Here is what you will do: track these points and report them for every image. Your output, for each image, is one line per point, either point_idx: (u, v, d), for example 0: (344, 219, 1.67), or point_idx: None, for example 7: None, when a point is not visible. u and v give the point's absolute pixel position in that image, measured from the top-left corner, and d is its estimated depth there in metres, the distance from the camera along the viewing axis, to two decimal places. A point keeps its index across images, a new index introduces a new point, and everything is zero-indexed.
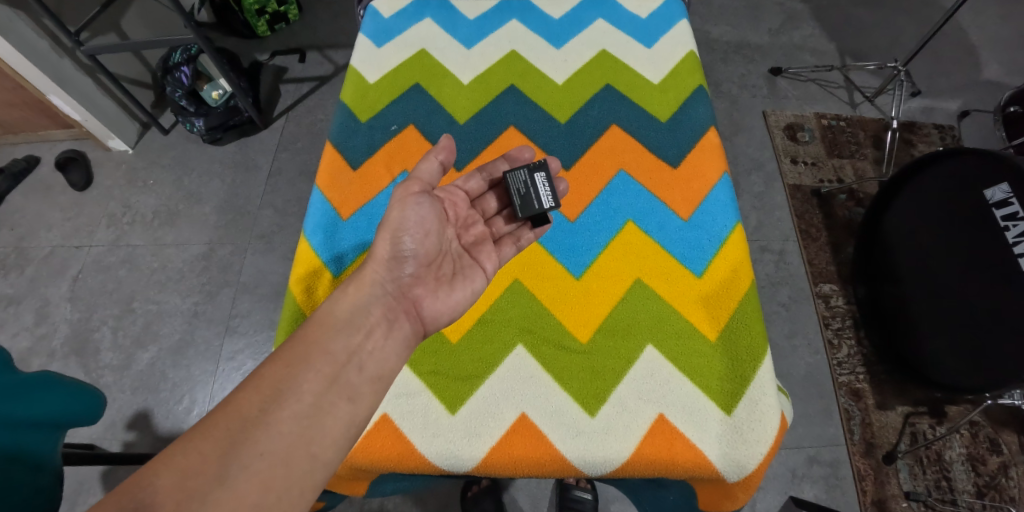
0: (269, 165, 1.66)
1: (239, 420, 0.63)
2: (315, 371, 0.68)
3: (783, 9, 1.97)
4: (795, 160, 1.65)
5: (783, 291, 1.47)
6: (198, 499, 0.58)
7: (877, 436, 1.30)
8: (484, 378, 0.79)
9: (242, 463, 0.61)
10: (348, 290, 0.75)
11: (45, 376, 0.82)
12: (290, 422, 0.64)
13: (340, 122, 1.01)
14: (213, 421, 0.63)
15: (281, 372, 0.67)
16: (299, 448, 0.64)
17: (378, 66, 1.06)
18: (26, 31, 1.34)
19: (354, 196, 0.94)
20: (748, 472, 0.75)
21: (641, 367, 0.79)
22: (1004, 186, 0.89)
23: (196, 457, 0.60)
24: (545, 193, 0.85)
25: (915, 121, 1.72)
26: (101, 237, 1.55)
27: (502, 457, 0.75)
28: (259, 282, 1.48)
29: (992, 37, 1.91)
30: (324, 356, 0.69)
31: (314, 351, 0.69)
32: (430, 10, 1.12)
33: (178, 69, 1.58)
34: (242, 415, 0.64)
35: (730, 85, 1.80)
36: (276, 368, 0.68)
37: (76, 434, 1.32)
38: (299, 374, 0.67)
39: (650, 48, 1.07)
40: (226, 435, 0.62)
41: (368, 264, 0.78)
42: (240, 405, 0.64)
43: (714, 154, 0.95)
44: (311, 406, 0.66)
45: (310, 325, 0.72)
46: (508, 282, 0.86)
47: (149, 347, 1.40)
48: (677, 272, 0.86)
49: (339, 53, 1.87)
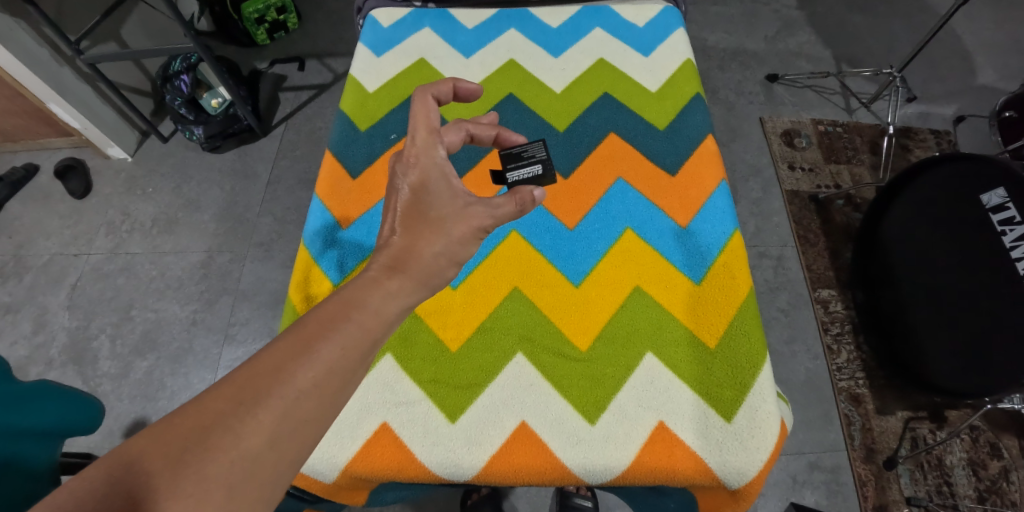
0: (269, 173, 1.66)
1: (269, 376, 0.52)
2: (344, 340, 0.56)
3: (778, 16, 1.98)
4: (793, 166, 1.66)
5: (782, 297, 1.47)
6: (200, 460, 0.48)
7: (877, 441, 1.30)
8: (484, 386, 0.79)
9: (257, 431, 0.50)
10: (390, 280, 0.63)
11: (40, 386, 0.83)
12: (318, 392, 0.53)
13: (340, 131, 1.02)
14: (230, 378, 0.52)
15: (308, 335, 0.56)
16: (325, 424, 0.54)
17: (377, 75, 1.07)
18: (27, 40, 1.35)
19: (353, 204, 0.94)
20: (749, 479, 0.74)
21: (641, 375, 0.79)
22: (999, 191, 0.90)
23: (209, 415, 0.50)
24: (523, 172, 0.87)
25: (911, 126, 1.73)
26: (100, 245, 1.55)
27: (502, 465, 0.75)
28: (258, 290, 1.48)
29: (986, 42, 1.93)
30: (351, 324, 0.58)
31: (349, 310, 0.59)
32: (429, 20, 1.13)
33: (178, 78, 1.57)
34: (260, 371, 0.52)
35: (727, 92, 1.81)
36: (300, 336, 0.55)
37: (75, 442, 1.31)
38: (327, 343, 0.55)
39: (647, 57, 1.08)
40: (241, 394, 0.51)
41: (411, 248, 0.66)
42: (264, 361, 0.53)
43: (712, 162, 0.96)
44: (335, 364, 0.55)
45: (333, 301, 0.59)
46: (507, 289, 0.86)
47: (147, 356, 1.40)
48: (676, 279, 0.86)
49: (339, 61, 1.88)
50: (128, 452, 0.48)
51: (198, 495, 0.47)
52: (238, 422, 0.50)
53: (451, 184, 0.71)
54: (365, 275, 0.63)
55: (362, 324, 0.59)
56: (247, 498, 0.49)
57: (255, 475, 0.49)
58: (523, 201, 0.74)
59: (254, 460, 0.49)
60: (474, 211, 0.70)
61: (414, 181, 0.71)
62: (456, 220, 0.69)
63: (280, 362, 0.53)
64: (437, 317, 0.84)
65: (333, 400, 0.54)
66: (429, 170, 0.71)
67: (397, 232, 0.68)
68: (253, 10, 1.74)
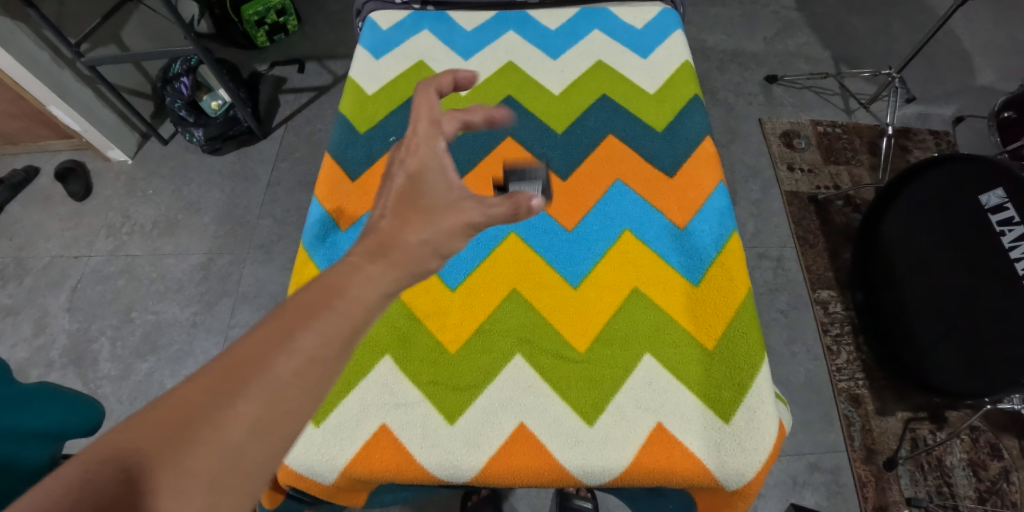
0: (268, 175, 1.66)
1: (248, 364, 0.50)
2: (325, 327, 0.54)
3: (777, 17, 1.99)
4: (792, 167, 1.66)
5: (782, 298, 1.47)
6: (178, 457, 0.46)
7: (877, 442, 1.30)
8: (482, 388, 0.79)
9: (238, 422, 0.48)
10: (371, 264, 0.61)
11: (45, 388, 0.84)
12: (301, 380, 0.51)
13: (339, 134, 1.02)
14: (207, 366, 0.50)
15: (288, 321, 0.53)
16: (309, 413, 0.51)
17: (376, 77, 1.07)
18: (27, 43, 1.35)
19: (352, 207, 0.94)
20: (748, 480, 0.74)
21: (639, 376, 0.80)
22: (999, 191, 0.91)
23: (188, 407, 0.48)
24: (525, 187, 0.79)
25: (910, 127, 1.74)
26: (100, 247, 1.56)
27: (500, 467, 0.75)
28: (258, 291, 1.48)
29: (985, 43, 1.93)
30: (332, 309, 0.55)
31: (331, 296, 0.56)
32: (427, 22, 1.13)
33: (178, 79, 1.59)
34: (236, 359, 0.50)
35: (726, 93, 1.82)
36: (277, 323, 0.53)
37: (75, 444, 1.32)
38: (305, 330, 0.53)
39: (645, 59, 1.08)
40: (219, 381, 0.49)
41: (399, 235, 0.65)
42: (242, 350, 0.51)
43: (710, 163, 0.96)
44: (317, 351, 0.53)
45: (313, 286, 0.57)
46: (506, 291, 0.86)
47: (147, 358, 1.40)
48: (674, 281, 0.86)
49: (339, 63, 1.88)
50: (106, 449, 0.45)
51: (178, 492, 0.45)
52: (216, 412, 0.48)
53: (445, 175, 0.70)
54: (343, 260, 0.61)
55: (344, 310, 0.56)
56: (229, 494, 0.47)
57: (239, 468, 0.47)
58: (518, 205, 0.69)
59: (237, 452, 0.47)
60: (465, 205, 0.69)
61: (409, 166, 0.70)
62: (446, 213, 0.68)
63: (258, 351, 0.51)
64: (437, 319, 0.84)
65: (316, 389, 0.52)
66: (426, 159, 0.70)
67: (387, 215, 0.67)
68: (253, 12, 1.75)
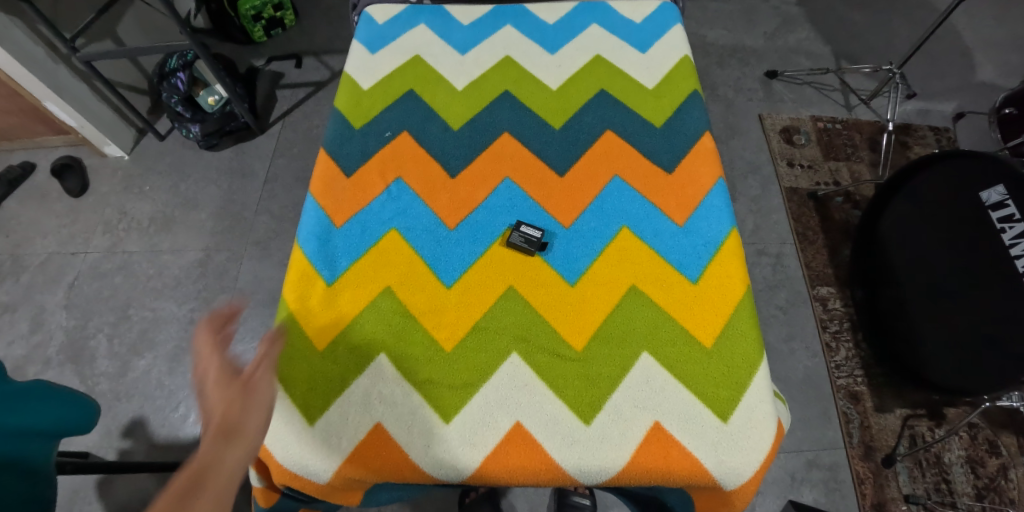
0: (266, 171, 1.65)
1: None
2: (222, 459, 0.63)
3: (777, 12, 1.97)
4: (791, 163, 1.65)
5: (780, 294, 1.47)
6: None
7: (876, 439, 1.29)
8: (478, 387, 0.78)
9: None
10: (236, 398, 0.67)
11: (36, 385, 0.85)
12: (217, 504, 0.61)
13: (334, 129, 1.01)
14: None
15: (186, 475, 0.60)
16: None
17: (372, 72, 1.06)
18: (22, 38, 1.34)
19: (347, 203, 0.93)
20: (745, 479, 0.74)
21: (636, 375, 0.79)
22: (999, 187, 0.89)
23: None
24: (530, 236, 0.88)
25: (910, 123, 1.73)
26: (97, 244, 1.55)
27: (496, 466, 0.74)
28: (255, 288, 1.48)
29: (985, 39, 1.92)
30: (218, 443, 0.63)
31: (222, 429, 0.64)
32: (423, 16, 1.12)
33: (174, 75, 1.57)
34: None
35: (725, 89, 1.81)
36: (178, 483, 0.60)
37: (72, 442, 1.31)
38: (207, 471, 0.61)
39: (644, 53, 1.07)
40: None
41: (225, 419, 0.65)
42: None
43: (709, 159, 0.95)
44: (225, 477, 0.62)
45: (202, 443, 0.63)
46: (502, 289, 0.86)
47: (144, 355, 1.39)
48: (671, 278, 0.86)
49: (336, 58, 1.87)
50: None
51: None
52: None
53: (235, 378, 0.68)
54: (207, 404, 0.67)
55: (238, 440, 0.65)
56: None
57: None
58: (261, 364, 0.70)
59: None
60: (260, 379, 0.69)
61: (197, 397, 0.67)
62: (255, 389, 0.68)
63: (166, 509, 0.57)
64: (433, 316, 0.83)
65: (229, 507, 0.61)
66: (211, 375, 0.69)
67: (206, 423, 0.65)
68: (249, 7, 1.75)
